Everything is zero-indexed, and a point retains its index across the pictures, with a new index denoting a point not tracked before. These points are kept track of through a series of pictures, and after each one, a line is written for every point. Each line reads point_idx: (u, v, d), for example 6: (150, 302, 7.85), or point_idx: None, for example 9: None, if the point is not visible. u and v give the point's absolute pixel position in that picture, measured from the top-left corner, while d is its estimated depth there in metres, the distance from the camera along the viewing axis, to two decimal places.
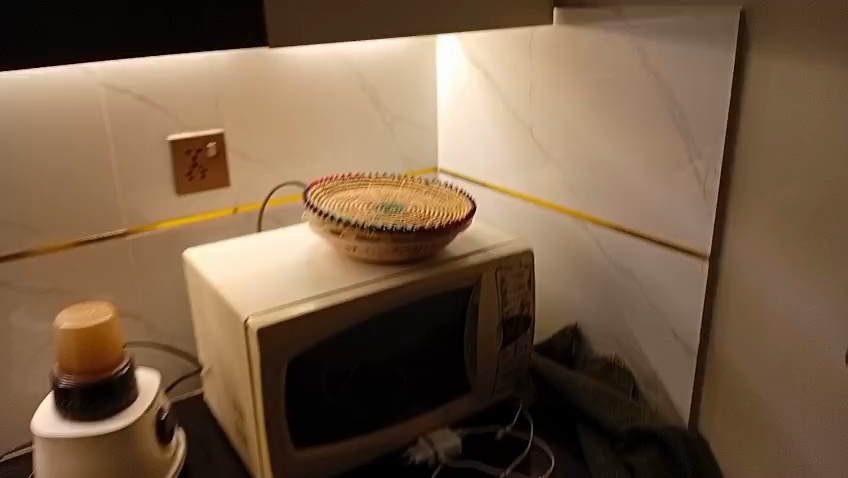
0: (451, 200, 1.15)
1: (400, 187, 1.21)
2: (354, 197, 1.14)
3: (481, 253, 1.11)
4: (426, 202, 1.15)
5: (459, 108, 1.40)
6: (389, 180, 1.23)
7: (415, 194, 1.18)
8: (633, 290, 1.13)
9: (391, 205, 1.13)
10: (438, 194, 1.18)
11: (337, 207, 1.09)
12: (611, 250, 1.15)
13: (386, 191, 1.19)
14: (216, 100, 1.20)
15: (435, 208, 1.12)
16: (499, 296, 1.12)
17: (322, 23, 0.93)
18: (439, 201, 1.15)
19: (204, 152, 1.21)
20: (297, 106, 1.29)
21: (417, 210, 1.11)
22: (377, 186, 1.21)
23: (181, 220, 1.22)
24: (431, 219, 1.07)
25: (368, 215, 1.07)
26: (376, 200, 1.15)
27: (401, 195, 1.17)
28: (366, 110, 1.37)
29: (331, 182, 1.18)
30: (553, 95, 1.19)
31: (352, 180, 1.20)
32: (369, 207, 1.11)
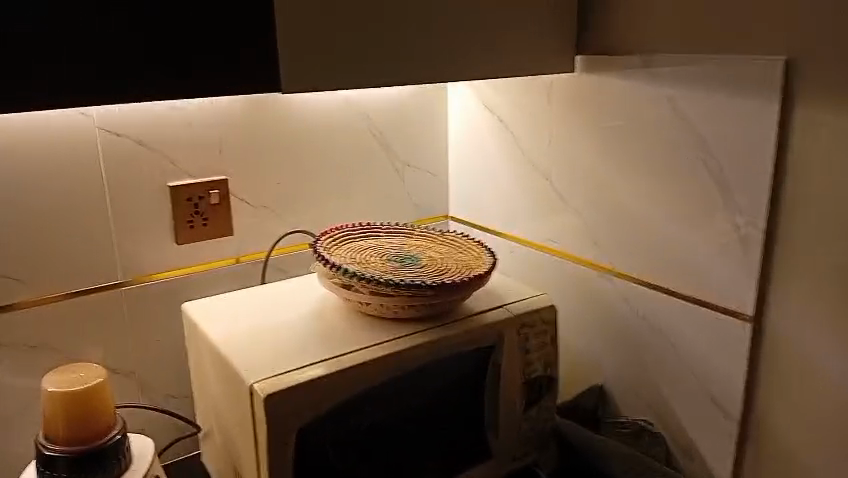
0: (469, 251, 1.08)
1: (414, 237, 1.14)
2: (366, 248, 1.07)
3: (502, 309, 1.04)
4: (443, 253, 1.08)
5: (472, 154, 1.35)
6: (402, 229, 1.16)
7: (430, 244, 1.11)
8: (664, 349, 1.06)
9: (405, 257, 1.06)
10: (454, 245, 1.11)
11: (348, 259, 1.01)
12: (639, 305, 1.08)
13: (399, 242, 1.11)
14: (219, 145, 1.13)
15: (453, 260, 1.04)
16: (522, 355, 1.05)
17: (336, 66, 0.87)
18: (456, 253, 1.08)
19: (206, 199, 1.14)
20: (304, 151, 1.23)
21: (434, 262, 1.03)
22: (390, 235, 1.14)
23: (179, 271, 1.15)
24: (450, 272, 0.99)
25: (382, 268, 0.99)
26: (389, 251, 1.07)
27: (415, 246, 1.10)
28: (375, 156, 1.31)
29: (341, 231, 1.11)
30: (574, 142, 1.13)
31: (362, 229, 1.13)
32: (383, 258, 1.04)
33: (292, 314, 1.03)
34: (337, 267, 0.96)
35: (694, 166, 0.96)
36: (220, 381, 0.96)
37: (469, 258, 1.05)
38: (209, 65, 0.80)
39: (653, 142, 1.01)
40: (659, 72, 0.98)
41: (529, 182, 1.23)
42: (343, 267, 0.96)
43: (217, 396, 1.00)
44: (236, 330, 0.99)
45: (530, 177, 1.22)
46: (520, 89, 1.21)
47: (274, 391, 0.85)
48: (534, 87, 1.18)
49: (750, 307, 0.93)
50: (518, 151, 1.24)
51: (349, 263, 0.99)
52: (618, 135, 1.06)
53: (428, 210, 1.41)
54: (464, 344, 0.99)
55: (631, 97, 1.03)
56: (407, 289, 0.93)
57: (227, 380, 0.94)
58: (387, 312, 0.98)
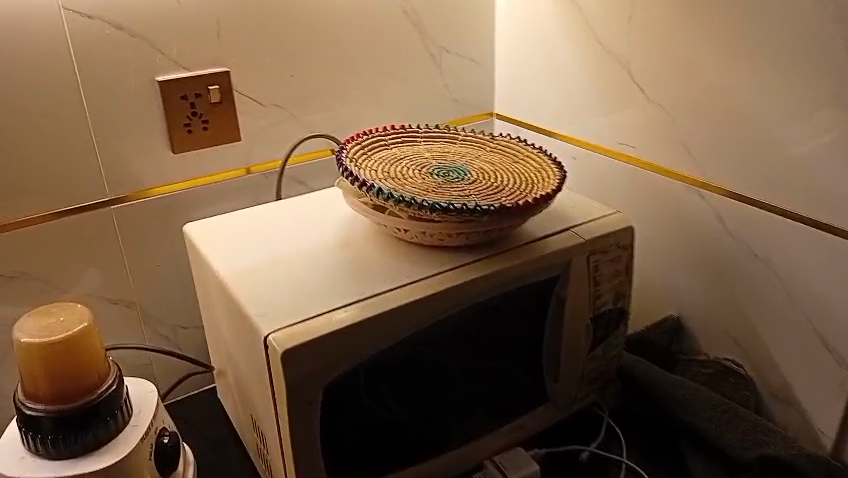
0: (528, 163, 0.88)
1: (458, 144, 0.93)
2: (402, 160, 0.87)
3: (568, 233, 0.86)
4: (497, 165, 0.88)
5: (525, 36, 1.11)
6: (443, 134, 0.95)
7: (479, 154, 0.91)
8: (764, 280, 0.87)
9: (451, 171, 0.86)
10: (510, 154, 0.91)
11: (382, 175, 0.82)
12: (735, 226, 0.88)
13: (442, 151, 0.91)
14: (218, 29, 0.92)
15: (511, 176, 0.85)
16: (591, 287, 0.87)
17: None
18: (513, 166, 0.88)
19: (205, 98, 0.93)
20: (322, 37, 1.00)
21: (487, 178, 0.84)
22: (430, 142, 0.93)
23: (185, 182, 0.97)
24: (508, 191, 0.80)
25: (425, 187, 0.80)
26: (431, 163, 0.88)
27: (461, 156, 0.90)
28: (408, 40, 1.08)
29: (370, 137, 0.90)
30: (663, 23, 0.89)
31: (396, 134, 0.92)
32: (424, 174, 0.84)
33: (314, 240, 0.85)
34: (369, 186, 0.76)
35: (831, 52, 0.73)
36: (229, 322, 0.80)
37: (530, 173, 0.86)
38: None
39: (774, 20, 0.77)
40: None
41: (599, 73, 1.00)
42: (378, 186, 0.76)
43: (226, 337, 0.84)
44: (248, 261, 0.82)
45: (601, 67, 0.99)
46: None
47: (295, 344, 0.68)
48: None
49: None
50: (586, 34, 1.00)
51: (384, 181, 0.80)
52: (725, 10, 0.82)
53: (471, 107, 1.19)
54: (524, 278, 0.82)
55: None
56: (459, 215, 0.74)
57: (236, 322, 0.78)
58: (433, 241, 0.80)
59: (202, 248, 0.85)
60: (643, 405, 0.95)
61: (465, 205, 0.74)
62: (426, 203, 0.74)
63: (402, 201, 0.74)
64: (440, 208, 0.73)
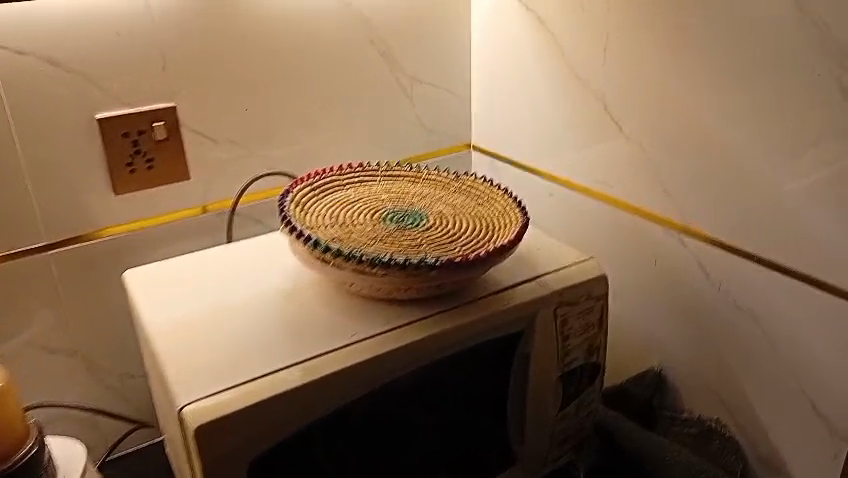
0: (491, 205, 0.81)
1: (420, 184, 0.87)
2: (354, 202, 0.81)
3: (534, 283, 0.79)
4: (457, 208, 0.81)
5: (500, 65, 1.04)
6: (405, 172, 0.89)
7: (441, 195, 0.84)
8: (749, 336, 0.79)
9: (406, 214, 0.79)
10: (473, 195, 0.84)
11: (327, 220, 0.76)
12: (718, 275, 0.80)
13: (400, 191, 0.85)
14: (164, 62, 0.87)
15: (470, 220, 0.78)
16: (559, 342, 0.79)
17: None
18: (475, 208, 0.81)
19: (148, 135, 0.88)
20: (280, 68, 0.95)
21: (443, 223, 0.77)
22: (389, 181, 0.87)
23: (135, 224, 0.91)
24: (462, 241, 0.73)
25: (372, 235, 0.74)
26: (385, 205, 0.81)
27: (421, 197, 0.84)
28: (375, 70, 1.02)
29: (322, 178, 0.84)
30: (638, 54, 0.83)
31: (352, 173, 0.86)
32: (375, 217, 0.78)
33: (257, 290, 0.79)
34: (306, 237, 0.71)
35: (817, 90, 0.66)
36: (156, 383, 0.74)
37: (491, 216, 0.79)
38: None
39: (756, 55, 0.71)
40: None
41: (574, 106, 0.93)
42: (316, 237, 0.70)
43: (157, 397, 0.77)
44: (182, 313, 0.75)
45: (576, 99, 0.93)
46: None
47: (211, 418, 0.62)
48: None
49: None
50: (560, 64, 0.93)
51: (327, 228, 0.74)
52: (703, 42, 0.75)
53: (444, 139, 1.12)
54: (481, 336, 0.75)
55: None
56: (401, 270, 0.68)
57: (161, 385, 0.71)
58: (380, 293, 0.74)
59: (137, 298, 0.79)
60: (620, 468, 0.87)
61: (408, 259, 0.68)
62: (365, 258, 0.68)
63: (339, 255, 0.68)
64: (380, 263, 0.68)
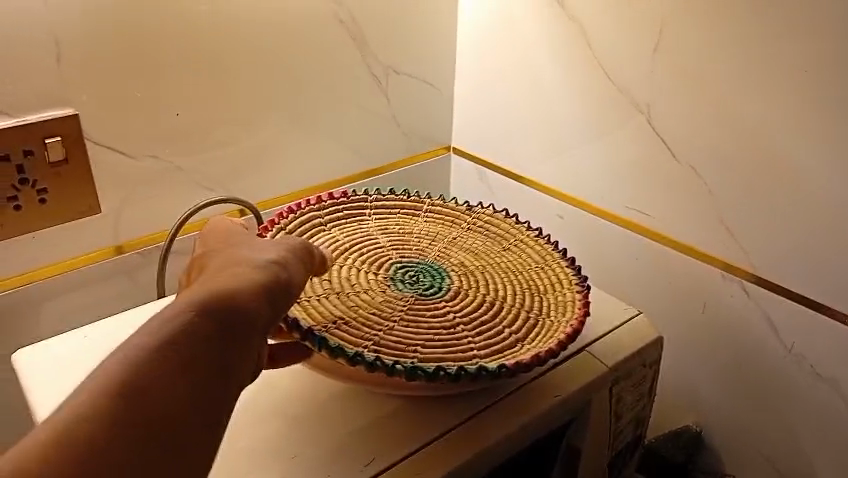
0: (525, 253, 0.63)
1: (423, 219, 0.67)
2: (348, 254, 0.60)
3: (585, 356, 0.62)
4: (484, 259, 0.62)
5: (497, 53, 0.84)
6: (400, 200, 0.68)
7: (454, 236, 0.65)
8: (825, 407, 0.66)
9: (422, 272, 0.59)
10: (496, 237, 0.65)
11: (324, 294, 0.54)
12: (790, 335, 0.67)
13: (402, 230, 0.64)
14: (58, 53, 0.61)
15: (509, 280, 0.60)
16: (612, 426, 0.63)
17: None
18: (506, 259, 0.62)
19: (39, 156, 0.62)
20: (223, 56, 0.70)
21: (477, 287, 0.58)
22: (383, 216, 0.66)
23: (24, 277, 0.66)
24: (511, 320, 0.55)
25: (390, 315, 0.54)
26: (390, 256, 0.60)
27: (431, 240, 0.64)
28: (344, 58, 0.80)
29: (298, 217, 0.62)
30: (698, 58, 0.66)
31: (334, 206, 0.64)
32: (384, 282, 0.57)
33: None
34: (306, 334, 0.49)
35: None
36: None
37: (532, 273, 0.61)
38: None
39: None
40: None
41: (602, 116, 0.75)
42: (321, 333, 0.50)
43: None
44: None
45: (607, 107, 0.75)
46: None
47: None
48: None
49: None
50: (587, 60, 0.75)
51: (328, 311, 0.53)
52: (797, 53, 0.60)
53: (421, 142, 0.91)
54: (532, 437, 0.57)
55: None
56: (452, 381, 0.49)
57: None
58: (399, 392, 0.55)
59: (31, 390, 0.57)
60: None
61: (461, 368, 0.49)
62: (401, 368, 0.48)
63: (361, 362, 0.48)
64: (423, 375, 0.48)
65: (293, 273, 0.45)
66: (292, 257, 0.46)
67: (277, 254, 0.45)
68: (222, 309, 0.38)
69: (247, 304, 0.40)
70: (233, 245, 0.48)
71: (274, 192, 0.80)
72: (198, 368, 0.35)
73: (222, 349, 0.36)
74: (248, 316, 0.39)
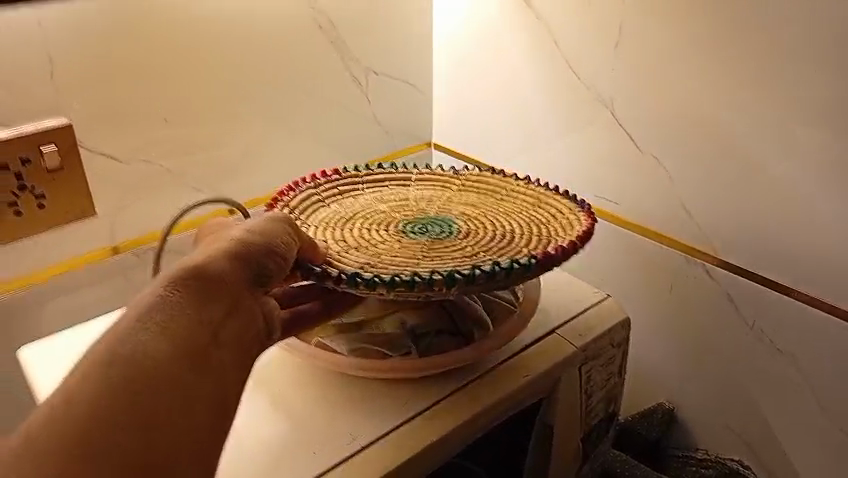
0: (518, 198, 0.68)
1: (414, 187, 0.71)
2: (354, 220, 0.64)
3: (555, 338, 0.65)
4: (483, 207, 0.67)
5: (470, 49, 0.88)
6: (389, 173, 0.72)
7: (450, 196, 0.70)
8: (785, 379, 0.70)
9: (429, 223, 0.64)
10: (489, 191, 0.70)
11: (341, 249, 0.59)
12: (751, 313, 0.71)
13: (398, 197, 0.69)
14: (50, 65, 0.64)
15: (510, 217, 0.65)
16: (583, 403, 0.67)
17: None
18: (502, 206, 0.67)
19: (36, 163, 0.66)
20: (207, 62, 0.74)
21: (485, 225, 0.63)
22: (376, 188, 0.71)
23: (17, 281, 0.69)
24: (527, 236, 0.60)
25: (411, 253, 0.59)
26: (394, 218, 0.65)
27: (427, 201, 0.69)
28: (324, 60, 0.83)
29: (301, 197, 0.66)
30: (656, 51, 0.70)
31: (328, 184, 0.69)
32: (396, 234, 0.62)
33: None
34: (336, 279, 0.54)
35: None
36: None
37: (531, 211, 0.66)
38: None
39: (813, 66, 0.60)
40: None
41: (570, 110, 0.79)
42: (354, 271, 0.54)
43: None
44: None
45: (574, 102, 0.78)
46: None
47: None
48: None
49: None
50: (554, 59, 0.79)
51: (353, 259, 0.57)
52: (746, 44, 0.64)
53: (402, 140, 0.95)
54: (504, 414, 0.61)
55: None
56: (489, 282, 0.54)
57: None
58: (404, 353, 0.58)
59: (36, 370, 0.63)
60: None
61: (494, 264, 0.54)
62: (440, 277, 0.53)
63: (400, 284, 0.53)
64: (463, 279, 0.53)
65: (275, 237, 0.50)
66: (274, 221, 0.52)
67: (259, 222, 0.51)
68: (197, 276, 0.44)
69: (230, 272, 0.46)
70: (224, 226, 0.55)
71: (261, 191, 0.84)
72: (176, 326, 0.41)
73: (201, 304, 0.43)
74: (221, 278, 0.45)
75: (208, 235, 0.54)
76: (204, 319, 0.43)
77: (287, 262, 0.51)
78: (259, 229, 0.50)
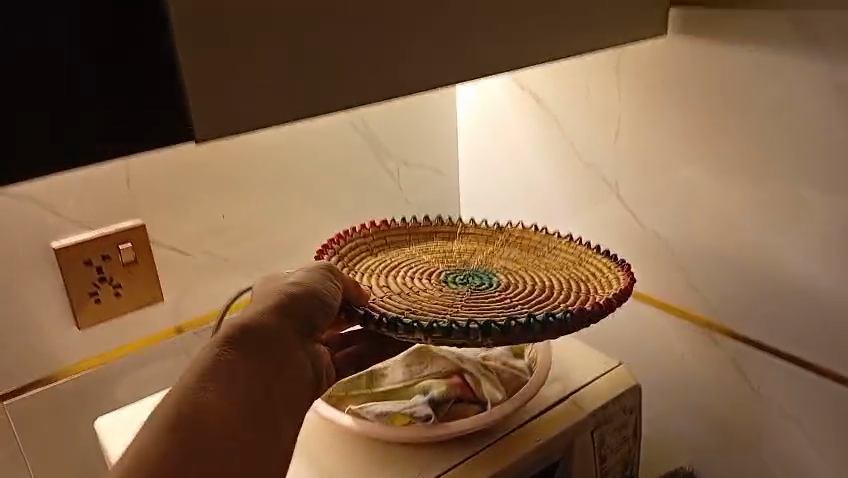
0: (560, 256, 0.75)
1: (457, 241, 0.80)
2: (399, 269, 0.72)
3: (568, 404, 0.71)
4: (522, 263, 0.75)
5: (490, 140, 0.97)
6: (435, 226, 0.81)
7: (490, 251, 0.78)
8: (793, 438, 0.75)
9: (471, 275, 0.72)
10: (528, 248, 0.78)
11: (383, 295, 0.66)
12: (756, 378, 0.77)
13: (442, 251, 0.77)
14: (129, 175, 0.76)
15: (548, 272, 0.72)
16: (597, 465, 0.72)
17: (297, 91, 0.51)
18: (542, 261, 0.75)
19: (114, 258, 0.77)
20: (261, 166, 0.85)
21: (523, 280, 0.70)
22: (421, 241, 0.79)
23: (93, 360, 0.80)
24: (564, 293, 0.66)
25: (451, 302, 0.65)
26: (438, 268, 0.73)
27: (469, 255, 0.77)
28: (361, 158, 0.94)
29: (351, 246, 0.74)
30: (659, 140, 0.78)
31: (377, 235, 0.77)
32: (439, 284, 0.69)
33: None
34: (376, 321, 0.60)
35: None
36: None
37: (572, 268, 0.72)
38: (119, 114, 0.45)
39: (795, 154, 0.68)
40: (821, 45, 0.63)
41: (581, 193, 0.88)
42: (395, 317, 0.60)
43: None
44: None
45: (585, 187, 0.87)
46: (573, 71, 0.83)
47: None
48: (591, 64, 0.81)
49: None
50: (566, 153, 0.87)
51: (396, 302, 0.64)
52: (734, 134, 0.71)
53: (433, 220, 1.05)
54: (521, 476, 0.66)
55: (760, 82, 0.68)
56: (523, 333, 0.59)
57: None
58: (423, 418, 0.63)
59: (106, 437, 0.72)
60: None
61: (530, 317, 0.59)
62: (476, 327, 0.58)
63: (438, 330, 0.58)
64: (498, 330, 0.58)
65: (319, 287, 0.59)
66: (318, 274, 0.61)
67: (302, 275, 0.60)
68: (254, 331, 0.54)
69: (284, 324, 0.56)
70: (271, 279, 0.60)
71: None
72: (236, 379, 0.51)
73: (257, 356, 0.53)
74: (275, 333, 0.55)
75: (260, 284, 0.60)
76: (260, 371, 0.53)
77: (332, 309, 0.60)
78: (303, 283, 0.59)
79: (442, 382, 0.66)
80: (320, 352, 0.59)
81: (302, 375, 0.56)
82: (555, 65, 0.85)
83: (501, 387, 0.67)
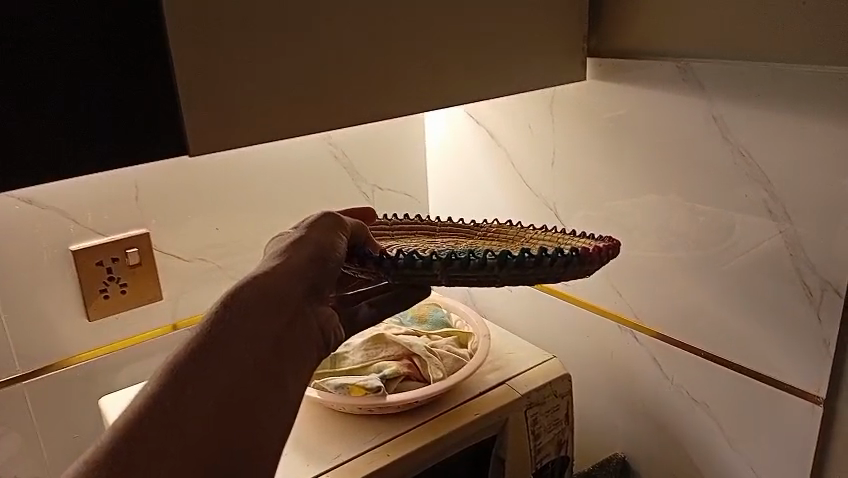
0: (539, 239, 0.81)
1: (438, 234, 0.86)
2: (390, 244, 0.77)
3: (504, 387, 0.83)
4: (504, 245, 0.80)
5: (453, 167, 1.12)
6: (417, 223, 0.88)
7: (471, 239, 0.84)
8: (703, 423, 0.87)
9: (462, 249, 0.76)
10: (505, 241, 0.83)
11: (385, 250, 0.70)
12: (670, 370, 0.89)
13: (423, 241, 0.83)
14: (137, 192, 0.90)
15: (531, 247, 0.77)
16: (531, 441, 0.83)
17: (270, 118, 0.66)
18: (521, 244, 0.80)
19: (122, 261, 0.90)
20: (251, 186, 0.99)
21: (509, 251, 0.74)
22: (403, 233, 0.86)
23: (95, 351, 0.93)
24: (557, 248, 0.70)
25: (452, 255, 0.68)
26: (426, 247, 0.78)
27: (451, 242, 0.83)
28: (340, 181, 1.08)
29: None
30: (586, 166, 0.91)
31: None
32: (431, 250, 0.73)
33: None
34: (393, 260, 0.62)
35: (748, 208, 0.76)
36: None
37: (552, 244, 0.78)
38: (144, 125, 0.60)
39: (691, 175, 0.80)
40: (702, 84, 0.77)
41: (528, 212, 1.02)
42: (412, 253, 0.62)
43: None
44: None
45: (533, 206, 1.01)
46: (518, 105, 0.98)
47: None
48: (534, 101, 0.96)
49: (824, 390, 0.74)
50: (515, 175, 1.02)
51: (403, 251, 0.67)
52: (643, 159, 0.85)
53: None
54: (459, 444, 0.78)
55: (664, 114, 0.81)
56: (536, 267, 0.60)
57: None
58: (375, 389, 0.75)
59: (106, 410, 0.86)
60: None
61: (542, 251, 0.60)
62: (494, 258, 0.60)
63: (456, 261, 0.60)
64: (514, 261, 0.60)
65: (319, 245, 0.60)
66: (316, 229, 0.62)
67: (302, 233, 0.61)
68: (245, 293, 0.54)
69: (283, 284, 0.57)
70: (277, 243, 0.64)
71: None
72: (228, 344, 0.52)
73: (253, 320, 0.54)
74: (270, 293, 0.55)
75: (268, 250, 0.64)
76: (260, 333, 0.53)
77: (334, 262, 0.61)
78: (298, 242, 0.60)
79: (394, 363, 0.78)
80: (328, 314, 0.60)
81: (309, 327, 0.58)
82: (503, 100, 0.99)
83: (443, 368, 0.79)
